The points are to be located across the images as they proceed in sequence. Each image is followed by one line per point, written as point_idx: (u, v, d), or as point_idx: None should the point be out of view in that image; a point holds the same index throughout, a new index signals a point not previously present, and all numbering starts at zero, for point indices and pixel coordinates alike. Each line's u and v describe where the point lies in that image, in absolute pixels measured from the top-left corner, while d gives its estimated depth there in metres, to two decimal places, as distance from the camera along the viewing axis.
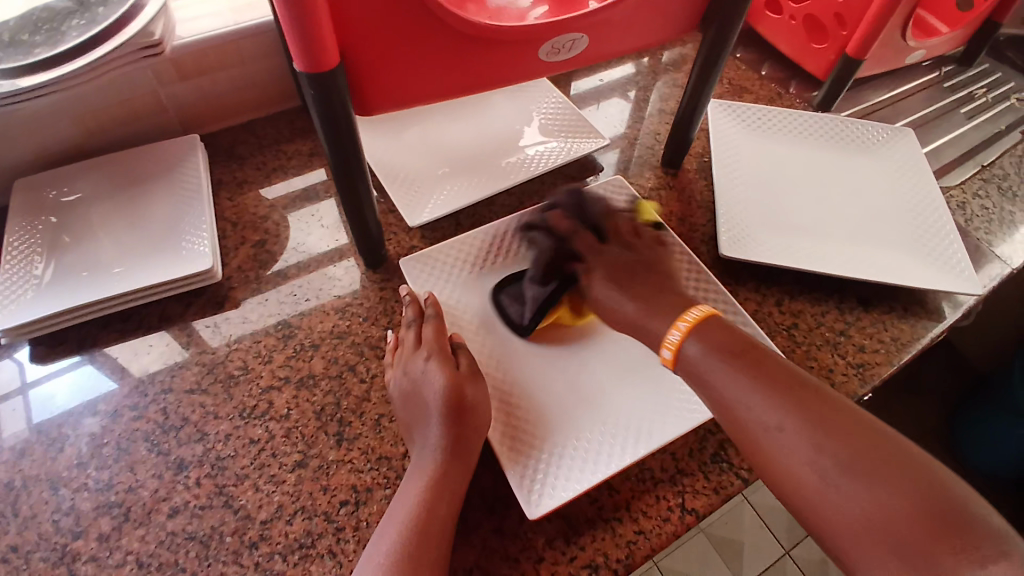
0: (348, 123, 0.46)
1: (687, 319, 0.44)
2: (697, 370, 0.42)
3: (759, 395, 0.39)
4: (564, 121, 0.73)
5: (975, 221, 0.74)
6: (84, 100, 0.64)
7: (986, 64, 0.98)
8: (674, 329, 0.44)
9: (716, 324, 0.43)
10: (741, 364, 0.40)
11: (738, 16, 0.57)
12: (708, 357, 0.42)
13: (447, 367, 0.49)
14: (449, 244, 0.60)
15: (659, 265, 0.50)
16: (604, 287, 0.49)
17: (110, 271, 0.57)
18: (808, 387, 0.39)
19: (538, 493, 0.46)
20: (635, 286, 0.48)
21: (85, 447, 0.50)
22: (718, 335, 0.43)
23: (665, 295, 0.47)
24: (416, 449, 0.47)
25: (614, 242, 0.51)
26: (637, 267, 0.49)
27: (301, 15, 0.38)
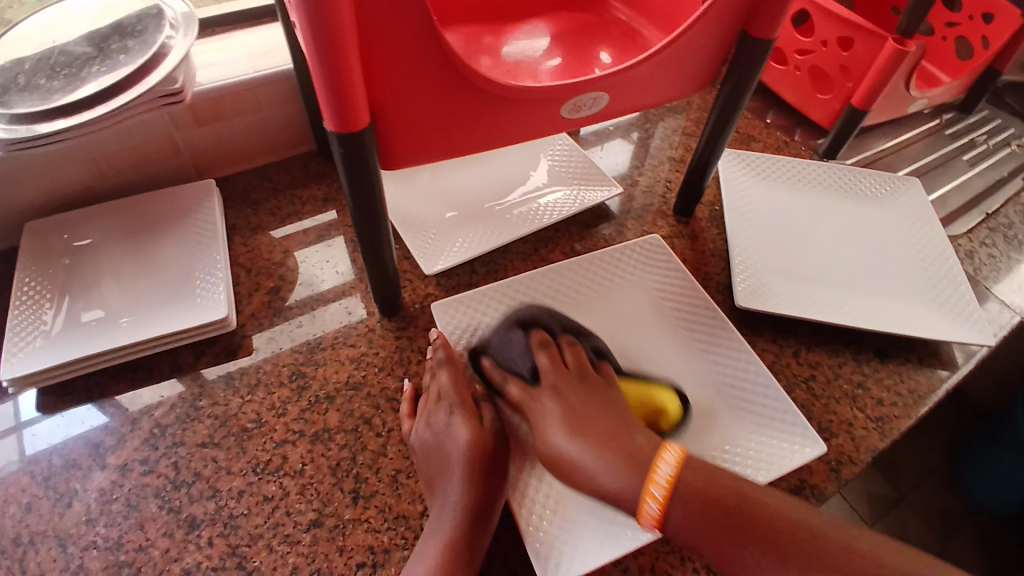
0: (373, 180, 0.47)
1: (660, 482, 0.41)
2: (691, 540, 0.40)
3: (743, 551, 0.38)
4: (576, 168, 0.74)
5: (983, 270, 0.75)
6: (101, 145, 0.64)
7: (985, 111, 1.00)
8: (651, 498, 0.41)
9: (690, 473, 0.42)
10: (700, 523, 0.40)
11: (753, 73, 0.58)
12: (699, 529, 0.40)
13: (470, 422, 0.49)
14: (470, 293, 0.59)
15: (603, 396, 0.50)
16: (558, 441, 0.46)
17: (121, 321, 0.57)
18: (758, 524, 0.39)
19: (555, 562, 0.45)
20: (577, 431, 0.46)
21: (94, 502, 0.49)
22: (697, 496, 0.41)
23: (592, 433, 0.46)
24: (437, 510, 0.46)
25: (552, 366, 0.52)
26: (582, 409, 0.48)
27: (335, 79, 0.39)
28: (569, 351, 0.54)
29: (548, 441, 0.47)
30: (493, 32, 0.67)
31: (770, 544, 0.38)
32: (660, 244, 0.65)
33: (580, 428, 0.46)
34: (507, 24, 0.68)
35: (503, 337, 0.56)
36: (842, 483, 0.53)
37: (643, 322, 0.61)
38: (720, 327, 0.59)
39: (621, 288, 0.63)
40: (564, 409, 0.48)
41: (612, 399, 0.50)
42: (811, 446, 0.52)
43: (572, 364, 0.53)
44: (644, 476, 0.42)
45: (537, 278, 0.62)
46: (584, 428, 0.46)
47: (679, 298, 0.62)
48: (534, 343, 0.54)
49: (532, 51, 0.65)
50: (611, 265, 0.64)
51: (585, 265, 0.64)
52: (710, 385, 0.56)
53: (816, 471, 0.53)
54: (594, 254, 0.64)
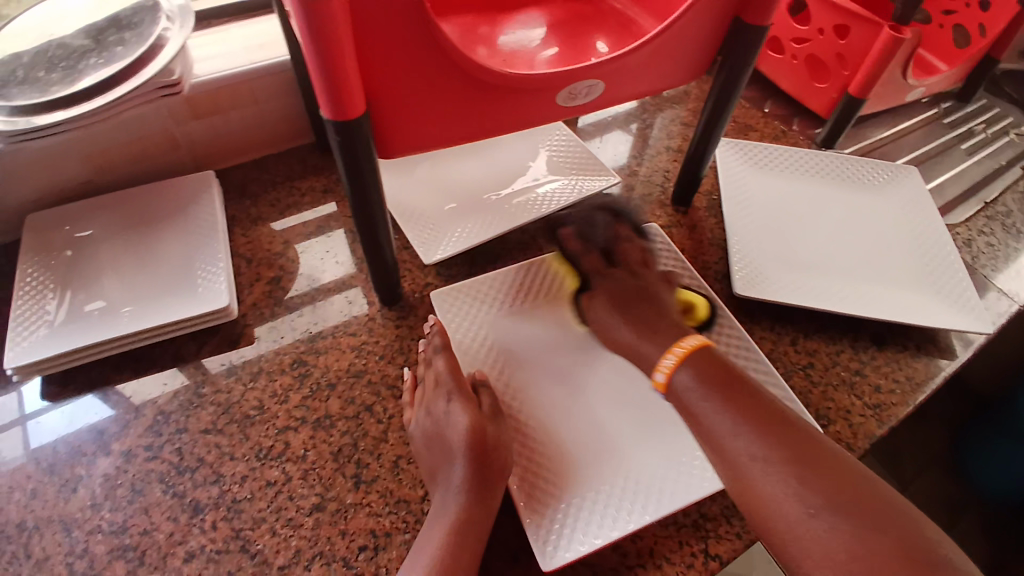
0: (370, 168, 0.47)
1: (683, 346, 0.47)
2: (683, 395, 0.44)
3: (724, 410, 0.42)
4: (574, 158, 0.74)
5: (981, 258, 0.75)
6: (101, 137, 0.64)
7: (983, 100, 1.01)
8: (669, 356, 0.46)
9: (709, 354, 0.46)
10: (700, 381, 0.44)
11: (748, 61, 0.58)
12: (696, 385, 0.44)
13: (470, 407, 0.49)
14: (471, 284, 0.60)
15: (658, 295, 0.53)
16: (604, 313, 0.53)
17: (123, 311, 0.57)
18: (753, 397, 0.42)
19: (554, 545, 0.45)
20: (626, 311, 0.51)
21: (99, 488, 0.49)
22: (707, 361, 0.45)
23: (639, 317, 0.51)
24: (440, 494, 0.46)
25: (624, 259, 0.55)
26: (636, 296, 0.52)
27: (330, 68, 0.39)
28: (643, 248, 0.57)
29: (599, 311, 0.54)
30: (490, 22, 0.67)
31: (755, 412, 0.41)
32: (658, 233, 0.66)
33: (631, 312, 0.51)
34: (504, 14, 0.68)
35: (611, 223, 0.58)
36: None
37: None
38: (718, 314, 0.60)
39: None
40: (623, 295, 0.53)
41: (667, 300, 0.53)
42: None
43: (645, 261, 0.56)
44: (671, 343, 0.48)
45: (537, 269, 0.62)
46: (630, 309, 0.51)
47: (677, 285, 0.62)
48: (620, 234, 0.57)
49: (529, 40, 0.65)
50: None
51: None
52: None
53: None
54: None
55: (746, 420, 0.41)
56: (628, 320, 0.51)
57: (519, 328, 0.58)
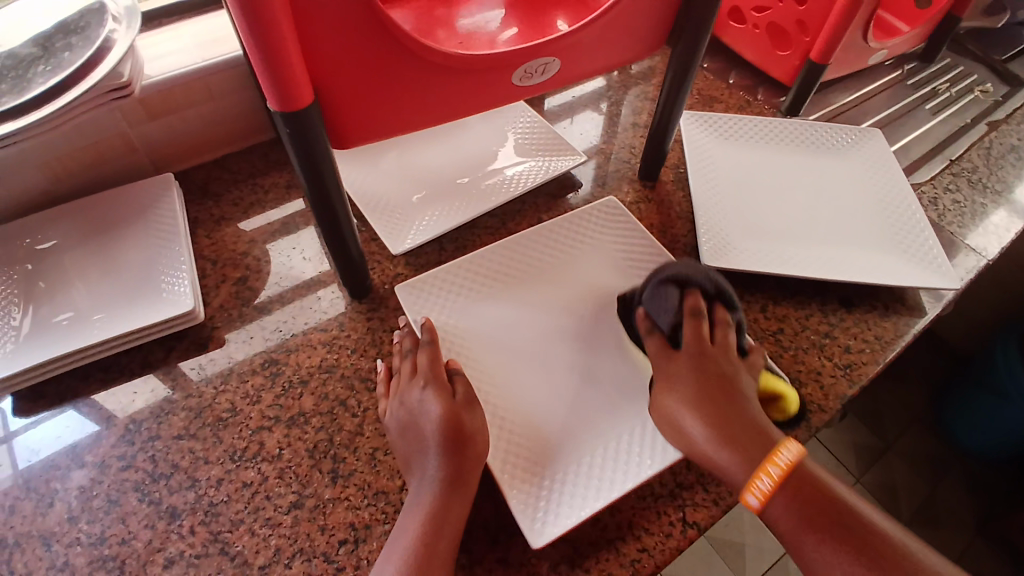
0: (325, 159, 0.46)
1: (778, 464, 0.43)
2: (783, 526, 0.43)
3: (831, 549, 0.41)
4: (540, 139, 0.74)
5: (947, 216, 0.75)
6: (55, 147, 0.63)
7: (948, 59, 1.01)
8: (763, 478, 0.43)
9: (803, 473, 0.43)
10: (802, 512, 0.42)
11: (705, 31, 0.58)
12: (797, 517, 0.42)
13: (444, 397, 0.49)
14: (437, 272, 0.59)
15: (738, 383, 0.48)
16: (673, 405, 0.48)
17: (93, 318, 0.56)
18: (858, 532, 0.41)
19: (542, 521, 0.46)
20: (701, 407, 0.47)
21: (75, 500, 0.49)
22: (807, 493, 0.43)
23: (716, 419, 0.46)
24: (415, 484, 0.46)
25: (696, 339, 0.50)
26: (711, 390, 0.47)
27: (272, 59, 0.38)
28: (726, 322, 0.51)
29: (667, 406, 0.49)
30: (446, 5, 0.66)
31: (868, 552, 0.40)
32: (619, 206, 0.66)
33: (709, 417, 0.46)
34: None
35: (655, 292, 0.52)
36: (812, 431, 0.54)
37: (611, 286, 0.61)
38: None
39: (587, 255, 0.63)
40: (700, 387, 0.48)
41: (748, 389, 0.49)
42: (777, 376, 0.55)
43: (716, 342, 0.50)
44: (762, 453, 0.44)
45: (500, 251, 0.62)
46: (702, 404, 0.47)
47: (639, 256, 0.63)
48: (686, 309, 0.51)
49: (486, 22, 0.64)
50: (573, 230, 0.65)
51: (548, 233, 0.64)
52: None
53: (786, 420, 0.54)
54: (558, 221, 0.65)
55: (857, 558, 0.40)
56: (702, 421, 0.46)
57: (487, 311, 0.58)
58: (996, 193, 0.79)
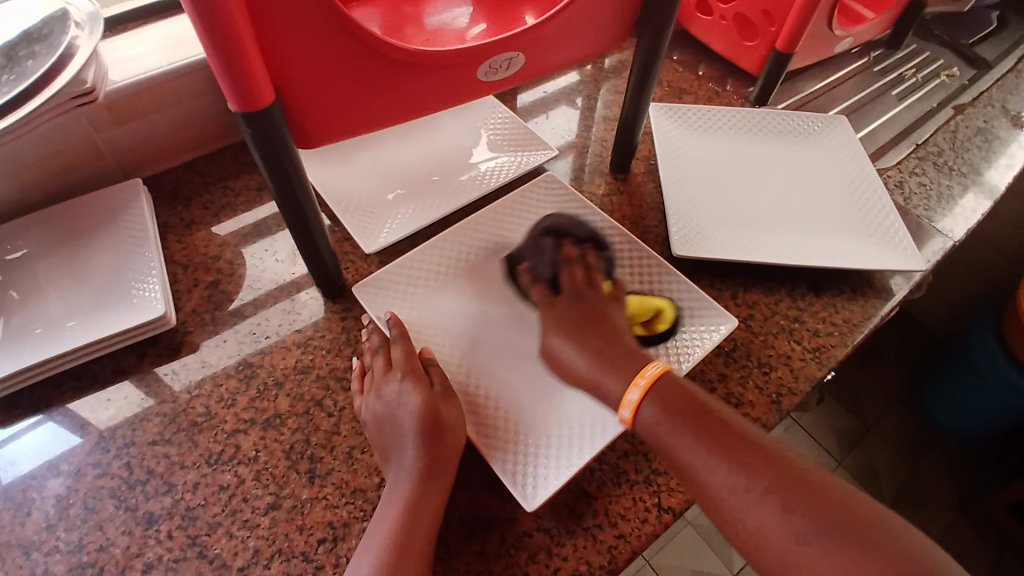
0: (290, 158, 0.46)
1: (644, 376, 0.45)
2: (657, 433, 0.43)
3: (698, 445, 0.41)
4: (511, 135, 0.74)
5: (914, 199, 0.77)
6: (19, 156, 0.62)
7: (914, 45, 1.03)
8: (631, 389, 0.45)
9: (670, 382, 0.45)
10: (670, 415, 0.43)
11: (668, 22, 0.58)
12: (667, 422, 0.43)
13: (421, 388, 0.50)
14: (396, 266, 0.60)
15: (610, 316, 0.51)
16: (557, 341, 0.50)
17: (64, 327, 0.56)
18: (725, 429, 0.41)
19: (533, 486, 0.47)
20: (578, 337, 0.49)
21: (51, 510, 0.49)
22: (671, 399, 0.44)
23: (595, 345, 0.48)
24: (393, 474, 0.47)
25: (570, 282, 0.53)
26: (585, 322, 0.50)
27: (230, 60, 0.38)
28: (593, 266, 0.55)
29: (551, 345, 0.51)
30: (412, 2, 0.66)
31: (733, 450, 0.40)
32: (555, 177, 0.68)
33: (586, 347, 0.48)
34: None
35: (540, 246, 0.58)
36: (783, 414, 0.55)
37: None
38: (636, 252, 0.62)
39: None
40: (575, 322, 0.50)
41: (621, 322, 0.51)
42: (723, 322, 0.57)
43: (592, 281, 0.53)
44: (632, 369, 0.46)
45: (459, 243, 0.63)
46: (579, 335, 0.49)
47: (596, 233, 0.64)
48: (563, 257, 0.55)
49: (453, 19, 0.64)
50: (529, 214, 0.66)
51: (508, 221, 0.65)
52: None
53: (757, 404, 0.55)
54: (502, 201, 0.66)
55: (721, 449, 0.40)
56: (582, 350, 0.48)
57: (447, 303, 0.59)
58: (961, 176, 0.80)
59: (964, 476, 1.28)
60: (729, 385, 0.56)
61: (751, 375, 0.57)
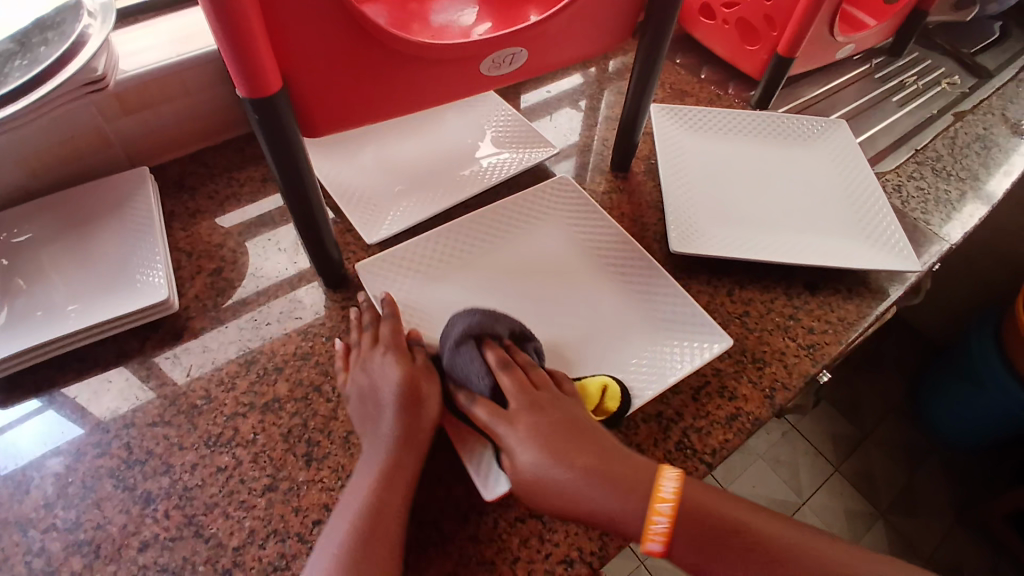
0: (296, 146, 0.47)
1: (666, 502, 0.43)
2: (687, 559, 0.43)
3: (736, 571, 0.42)
4: (514, 132, 0.75)
5: (911, 203, 0.77)
6: (29, 143, 0.63)
7: (916, 53, 1.03)
8: (657, 525, 0.42)
9: (688, 500, 0.43)
10: (701, 541, 0.42)
11: (669, 23, 0.59)
12: (695, 548, 0.42)
13: (403, 362, 0.50)
14: (401, 250, 0.60)
15: (575, 415, 0.47)
16: (547, 466, 0.44)
17: (68, 310, 0.57)
18: (758, 547, 0.43)
19: (492, 476, 0.47)
20: (565, 456, 0.44)
21: (50, 487, 0.49)
22: (698, 526, 0.43)
23: (592, 466, 0.44)
24: (369, 443, 0.47)
25: (517, 389, 0.47)
26: (569, 441, 0.45)
27: (240, 46, 0.39)
28: (522, 363, 0.49)
29: (528, 472, 0.44)
30: None
31: (777, 570, 0.42)
32: (572, 182, 0.68)
33: (587, 472, 0.44)
34: None
35: (454, 354, 0.48)
36: (776, 409, 0.56)
37: (566, 261, 0.63)
38: (631, 249, 0.63)
39: (544, 231, 0.65)
40: (555, 441, 0.45)
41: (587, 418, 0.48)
42: (716, 341, 0.56)
43: (534, 381, 0.48)
44: (648, 495, 0.43)
45: (462, 232, 0.64)
46: (567, 456, 0.44)
47: (594, 228, 0.65)
48: (495, 364, 0.48)
49: (459, 16, 0.65)
50: (530, 208, 0.67)
51: (507, 213, 0.66)
52: (620, 304, 0.60)
53: (750, 399, 0.56)
54: (513, 198, 0.67)
55: (760, 572, 0.42)
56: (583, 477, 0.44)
57: (444, 293, 0.59)
58: (959, 181, 0.81)
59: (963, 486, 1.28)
60: (723, 379, 0.57)
61: (745, 370, 0.58)
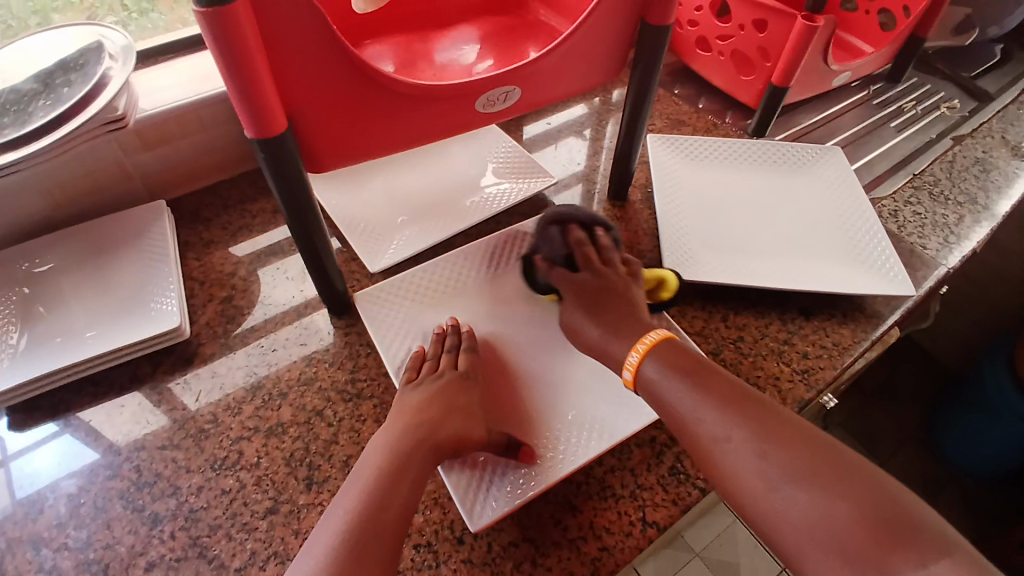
0: (301, 180, 0.50)
1: (645, 343, 0.49)
2: (652, 387, 0.46)
3: (687, 397, 0.44)
4: (515, 163, 0.78)
5: (908, 228, 0.78)
6: (52, 177, 0.66)
7: (915, 78, 1.05)
8: (632, 354, 0.49)
9: (672, 345, 0.48)
10: (664, 369, 0.46)
11: (657, 59, 0.62)
12: (663, 376, 0.46)
13: (456, 378, 0.53)
14: (401, 281, 0.64)
15: (624, 294, 0.54)
16: (571, 317, 0.55)
17: (85, 336, 0.60)
18: (717, 381, 0.44)
19: (480, 506, 0.48)
20: (591, 320, 0.53)
21: (64, 508, 0.51)
22: (674, 358, 0.47)
23: (611, 321, 0.52)
24: (375, 441, 0.48)
25: (585, 263, 0.57)
26: (599, 307, 0.54)
27: (247, 91, 0.42)
28: (602, 247, 0.58)
29: (568, 320, 0.55)
30: (422, 39, 0.70)
31: (732, 401, 0.42)
32: None
33: (602, 326, 0.52)
34: (435, 32, 0.72)
35: (542, 234, 0.61)
36: None
37: None
38: None
39: None
40: (591, 303, 0.54)
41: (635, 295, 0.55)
42: None
43: (605, 259, 0.57)
44: (636, 338, 0.50)
45: (461, 261, 0.66)
46: (592, 312, 0.54)
47: None
48: (570, 241, 0.58)
49: (459, 55, 0.68)
50: (527, 239, 0.69)
51: (504, 243, 0.68)
52: None
53: None
54: (510, 229, 0.69)
55: (708, 396, 0.43)
56: (596, 330, 0.52)
57: (441, 320, 0.62)
58: (958, 205, 0.82)
59: (982, 516, 1.25)
60: None
61: None
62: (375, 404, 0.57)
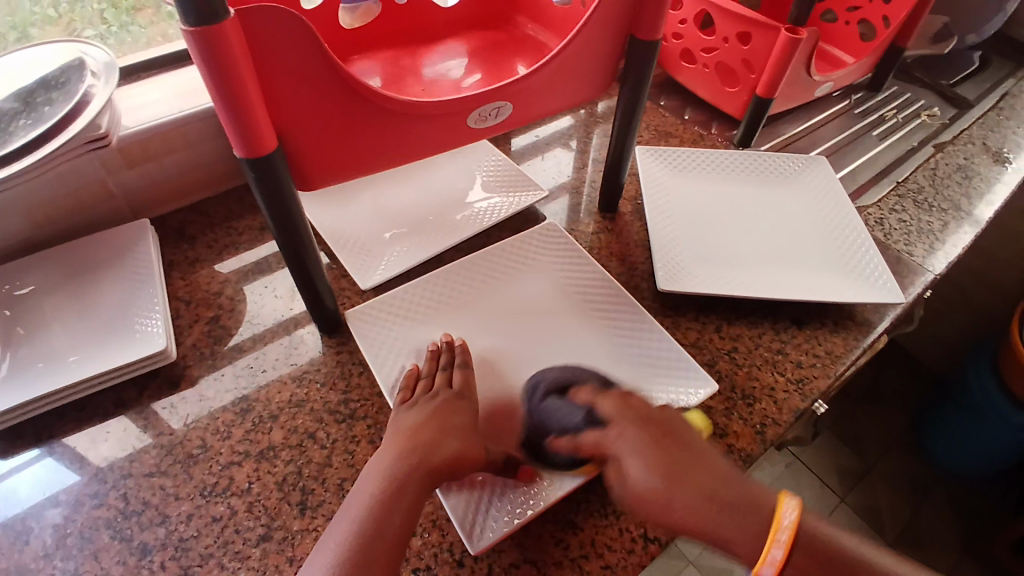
0: (290, 200, 0.49)
1: (783, 533, 0.41)
2: None
3: None
4: (505, 177, 0.77)
5: (894, 235, 0.79)
6: (33, 197, 0.65)
7: (894, 87, 1.06)
8: (773, 549, 0.41)
9: (810, 534, 0.42)
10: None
11: (646, 74, 0.62)
12: None
13: (451, 398, 0.52)
14: (393, 297, 0.63)
15: (690, 435, 0.48)
16: (650, 481, 0.45)
17: (68, 360, 0.58)
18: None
19: (480, 527, 0.48)
20: (673, 477, 0.45)
21: (49, 538, 0.50)
22: (819, 555, 0.41)
23: (704, 476, 0.45)
24: (371, 465, 0.47)
25: (621, 409, 0.50)
26: (681, 458, 0.46)
27: (236, 111, 0.41)
28: (623, 393, 0.52)
29: (641, 485, 0.46)
30: (410, 55, 0.70)
31: None
32: (555, 227, 0.70)
33: (699, 483, 0.44)
34: (422, 47, 0.72)
35: (544, 405, 0.53)
36: (767, 445, 0.56)
37: (555, 304, 0.64)
38: (617, 296, 0.64)
39: (532, 277, 0.67)
40: (668, 452, 0.46)
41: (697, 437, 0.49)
42: (703, 387, 0.57)
43: (635, 402, 0.51)
44: (765, 525, 0.42)
45: (454, 276, 0.66)
46: (675, 465, 0.45)
47: (579, 272, 0.67)
48: (590, 397, 0.52)
49: (448, 70, 0.68)
50: (519, 253, 0.69)
51: (497, 257, 0.68)
52: (609, 350, 0.60)
53: (741, 435, 0.56)
54: (502, 243, 0.69)
55: None
56: (697, 490, 0.44)
57: (434, 336, 0.61)
58: (942, 212, 0.83)
59: (970, 517, 1.26)
60: (713, 416, 0.58)
61: (735, 406, 0.58)
62: (368, 425, 0.56)
